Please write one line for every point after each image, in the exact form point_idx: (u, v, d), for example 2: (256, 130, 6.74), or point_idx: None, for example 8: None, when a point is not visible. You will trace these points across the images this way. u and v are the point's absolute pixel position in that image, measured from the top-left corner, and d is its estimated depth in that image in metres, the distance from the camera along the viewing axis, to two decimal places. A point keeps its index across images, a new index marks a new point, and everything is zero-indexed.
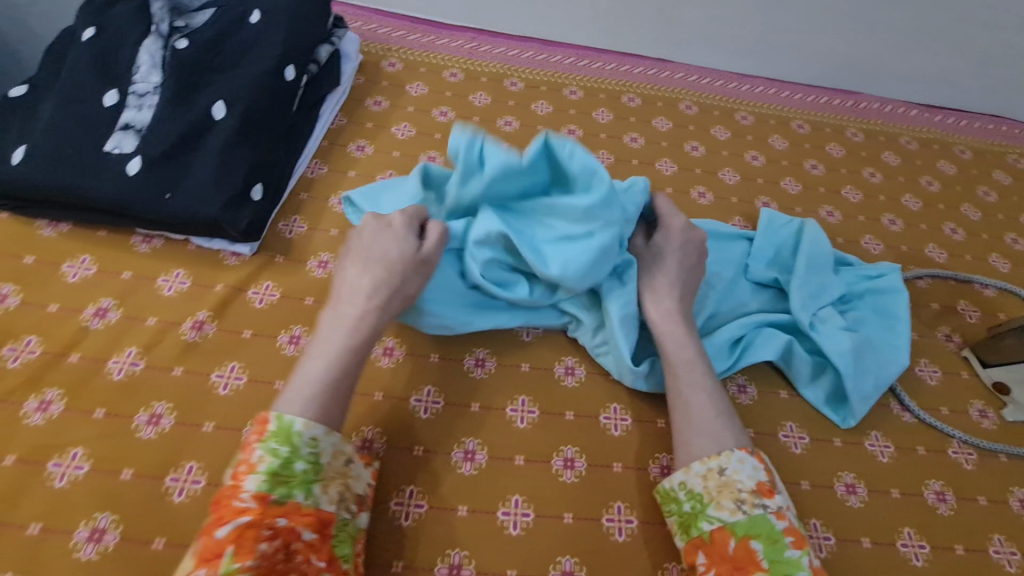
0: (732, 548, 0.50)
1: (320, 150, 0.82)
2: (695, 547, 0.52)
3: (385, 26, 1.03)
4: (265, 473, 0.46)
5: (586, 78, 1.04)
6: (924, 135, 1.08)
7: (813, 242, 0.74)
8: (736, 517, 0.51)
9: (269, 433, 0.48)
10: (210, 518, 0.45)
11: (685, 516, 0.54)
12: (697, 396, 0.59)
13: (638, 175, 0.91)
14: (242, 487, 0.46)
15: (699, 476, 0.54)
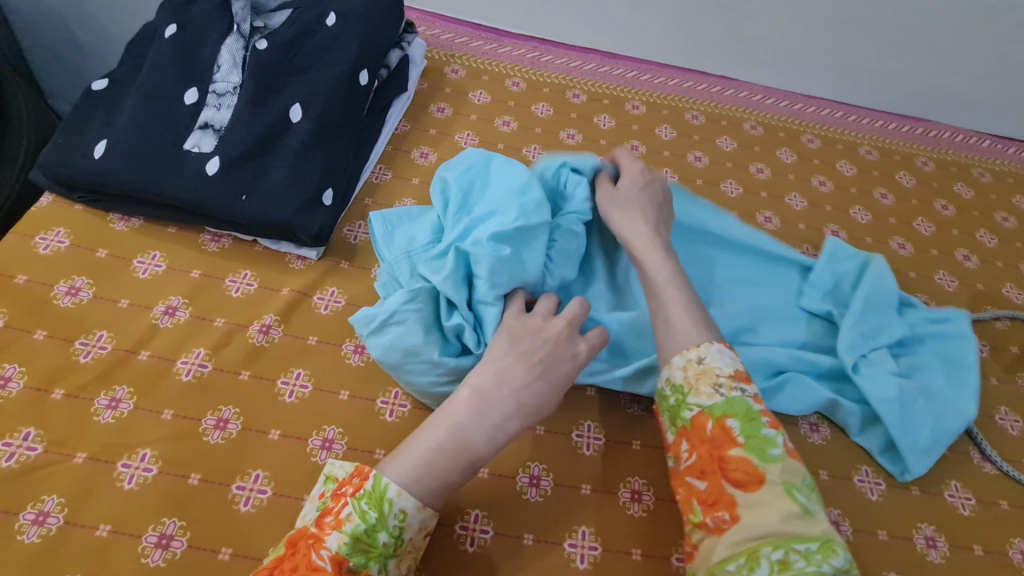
0: (710, 430, 0.50)
1: (384, 155, 0.81)
2: (681, 436, 0.53)
3: (448, 31, 1.03)
4: (349, 533, 0.43)
5: (649, 93, 1.02)
6: (998, 167, 1.04)
7: (877, 280, 0.70)
8: (714, 400, 0.51)
9: (363, 491, 0.45)
10: (284, 565, 0.43)
11: (670, 407, 0.54)
12: (674, 306, 0.58)
13: (703, 195, 0.89)
14: (323, 541, 0.43)
15: (677, 368, 0.54)
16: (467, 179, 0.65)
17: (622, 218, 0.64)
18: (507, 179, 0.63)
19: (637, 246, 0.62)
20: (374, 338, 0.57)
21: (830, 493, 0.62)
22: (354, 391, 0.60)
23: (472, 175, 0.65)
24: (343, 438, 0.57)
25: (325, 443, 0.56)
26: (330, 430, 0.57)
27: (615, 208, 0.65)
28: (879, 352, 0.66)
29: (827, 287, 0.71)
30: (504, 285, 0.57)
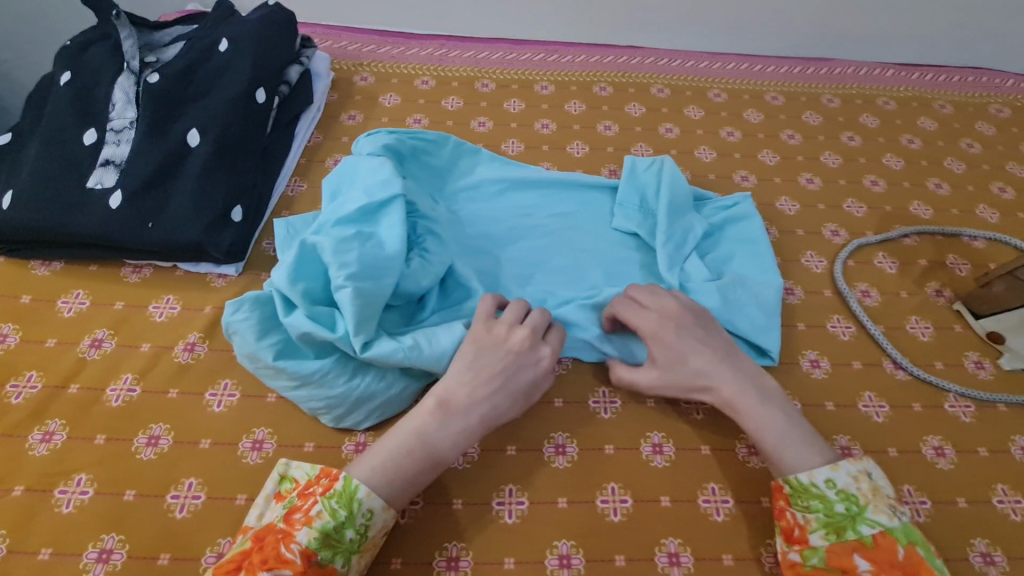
0: (901, 554, 0.50)
1: (298, 168, 0.84)
2: (851, 550, 0.51)
3: (355, 41, 1.05)
4: (319, 529, 0.48)
5: (556, 73, 1.05)
6: (902, 94, 1.07)
7: (672, 187, 0.80)
8: (895, 522, 0.52)
9: (333, 490, 0.50)
10: (254, 558, 0.46)
11: (836, 519, 0.53)
12: (775, 430, 0.57)
13: (614, 161, 0.92)
14: (293, 536, 0.47)
15: (850, 478, 0.54)
16: (337, 181, 0.70)
17: (686, 345, 0.61)
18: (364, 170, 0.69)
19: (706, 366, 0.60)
20: (259, 342, 0.57)
21: None
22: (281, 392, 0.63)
23: (340, 178, 0.70)
24: (273, 437, 0.60)
25: (256, 444, 0.59)
26: (259, 431, 0.60)
27: (676, 361, 0.61)
28: (692, 260, 0.75)
29: (632, 209, 0.80)
30: (353, 264, 0.59)
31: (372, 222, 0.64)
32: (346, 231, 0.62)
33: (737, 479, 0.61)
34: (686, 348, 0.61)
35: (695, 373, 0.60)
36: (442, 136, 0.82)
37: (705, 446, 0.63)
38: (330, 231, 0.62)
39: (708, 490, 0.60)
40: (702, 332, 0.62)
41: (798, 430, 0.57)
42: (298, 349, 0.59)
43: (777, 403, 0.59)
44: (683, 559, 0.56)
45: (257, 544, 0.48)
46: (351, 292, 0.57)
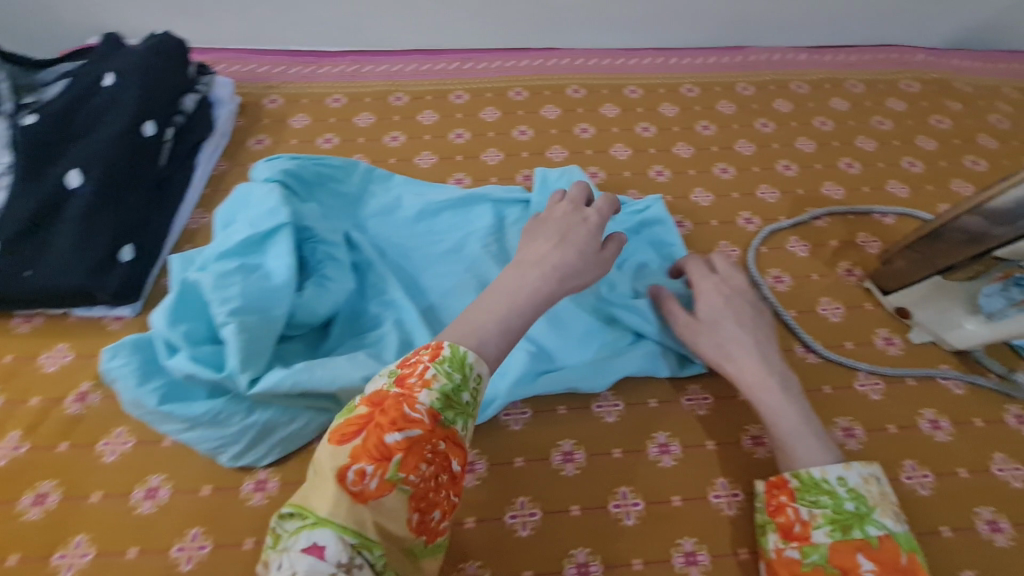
0: (903, 560, 0.49)
1: (202, 199, 0.82)
2: (856, 549, 0.50)
3: (263, 63, 1.03)
4: (438, 392, 0.48)
5: (471, 81, 1.04)
6: (814, 77, 1.09)
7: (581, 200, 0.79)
8: (900, 527, 0.51)
9: (443, 356, 0.49)
10: (379, 421, 0.46)
11: (845, 516, 0.51)
12: (790, 419, 0.57)
13: (529, 166, 0.91)
14: (415, 399, 0.47)
15: (862, 479, 0.53)
16: (229, 211, 0.67)
17: (728, 329, 0.63)
18: (251, 198, 0.66)
19: (738, 347, 0.62)
20: (140, 388, 0.55)
21: (657, 419, 0.65)
22: None
23: (232, 207, 0.67)
24: (168, 483, 0.58)
25: (150, 492, 0.57)
26: (154, 478, 0.58)
27: (714, 326, 0.64)
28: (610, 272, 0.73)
29: None
30: (235, 299, 0.57)
31: (259, 252, 0.62)
32: (229, 263, 0.60)
33: (648, 481, 0.60)
34: (725, 320, 0.64)
35: (722, 346, 0.62)
36: (350, 162, 0.80)
37: (617, 449, 0.62)
38: (211, 267, 0.59)
39: (618, 495, 0.60)
40: (739, 309, 0.64)
41: (810, 422, 0.57)
42: (186, 391, 0.57)
43: (800, 397, 0.59)
44: (592, 568, 0.55)
45: (372, 408, 0.47)
46: (232, 327, 0.54)
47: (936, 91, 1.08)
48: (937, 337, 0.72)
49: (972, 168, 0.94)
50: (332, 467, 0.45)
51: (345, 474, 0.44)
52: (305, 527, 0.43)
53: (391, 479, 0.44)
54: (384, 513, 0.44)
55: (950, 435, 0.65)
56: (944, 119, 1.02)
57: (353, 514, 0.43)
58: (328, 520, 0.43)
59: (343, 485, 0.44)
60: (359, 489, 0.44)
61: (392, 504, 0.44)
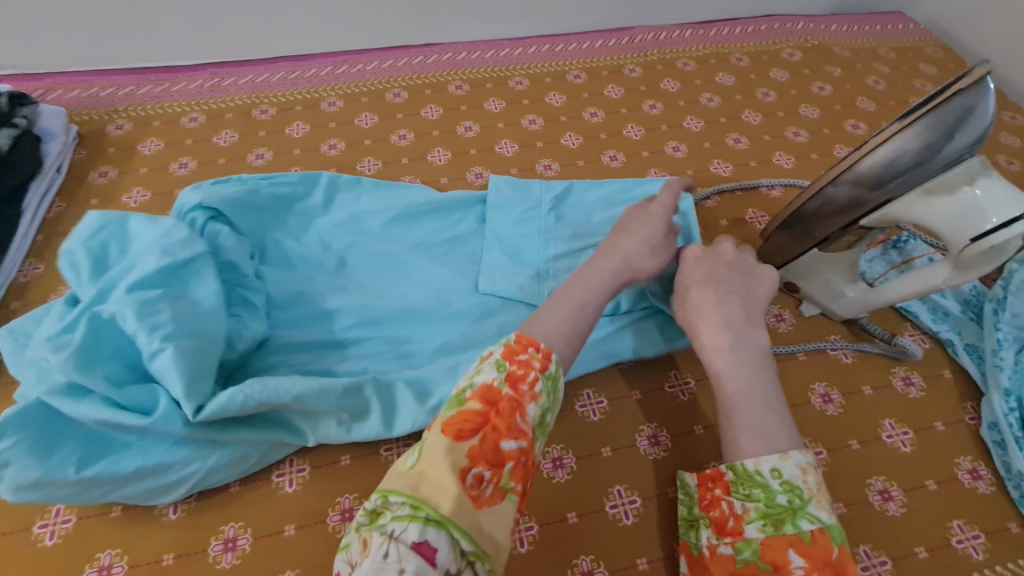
0: (836, 555, 0.45)
1: (34, 248, 0.72)
2: (786, 545, 0.46)
3: (108, 85, 0.93)
4: (541, 408, 0.46)
5: (346, 86, 0.97)
6: (701, 53, 1.08)
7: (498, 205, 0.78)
8: (834, 519, 0.47)
9: (549, 371, 0.48)
10: (495, 424, 0.43)
11: (776, 510, 0.47)
12: (745, 398, 0.52)
13: (410, 173, 0.86)
14: (525, 407, 0.45)
15: (799, 469, 0.48)
16: (98, 243, 0.62)
17: (699, 297, 0.58)
18: (141, 228, 0.62)
19: (698, 321, 0.57)
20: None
21: (550, 432, 0.63)
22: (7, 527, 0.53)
23: (103, 238, 0.62)
24: None
25: None
26: None
27: (682, 289, 0.59)
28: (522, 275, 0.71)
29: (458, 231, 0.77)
30: (166, 325, 0.54)
31: (180, 279, 0.59)
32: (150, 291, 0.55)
33: (543, 500, 0.58)
34: (699, 281, 0.59)
35: (689, 310, 0.58)
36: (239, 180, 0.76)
37: None
38: (120, 295, 0.55)
39: (511, 521, 0.57)
40: (719, 272, 0.59)
41: (765, 397, 0.52)
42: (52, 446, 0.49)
43: (769, 376, 0.53)
44: None
45: (486, 407, 0.44)
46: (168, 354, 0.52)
47: (817, 58, 1.09)
48: (824, 309, 0.72)
49: (853, 132, 0.96)
50: (452, 466, 0.41)
51: (467, 476, 0.41)
52: (418, 520, 0.39)
53: (503, 488, 0.42)
54: (496, 522, 0.41)
55: (841, 407, 0.65)
56: (825, 86, 1.04)
57: (473, 520, 0.40)
58: (445, 520, 0.39)
59: (462, 485, 0.40)
60: (474, 492, 0.41)
61: (502, 509, 0.42)
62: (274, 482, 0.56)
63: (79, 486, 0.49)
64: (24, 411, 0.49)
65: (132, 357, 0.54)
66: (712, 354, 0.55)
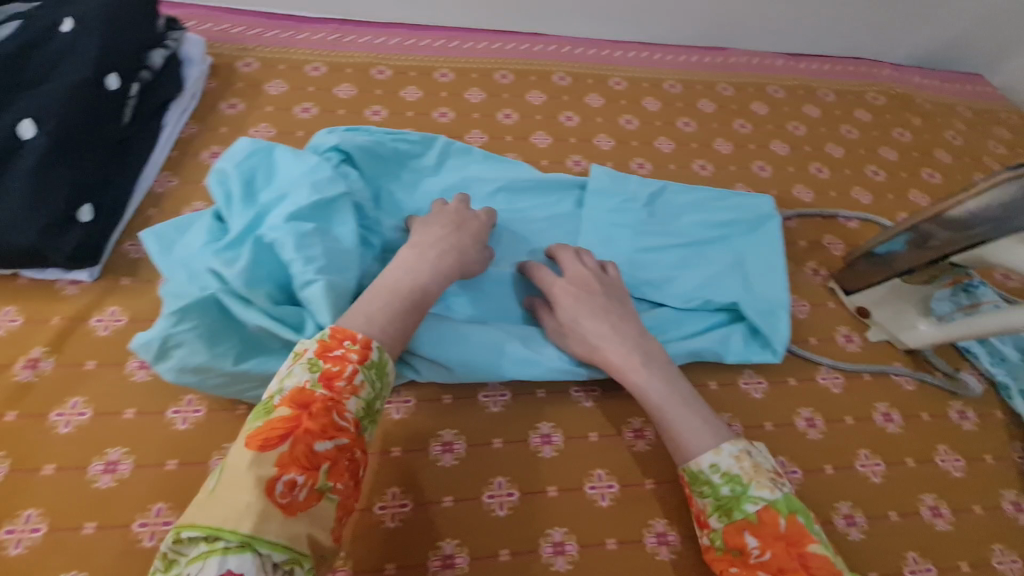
0: (783, 526, 0.51)
1: (169, 162, 0.77)
2: (741, 529, 0.53)
3: (237, 24, 0.98)
4: (363, 401, 0.50)
5: (457, 60, 1.02)
6: (790, 83, 1.13)
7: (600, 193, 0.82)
8: (777, 493, 0.53)
9: (369, 361, 0.52)
10: (305, 427, 0.46)
11: (725, 501, 0.54)
12: (676, 408, 0.59)
13: (514, 150, 0.90)
14: (344, 405, 0.49)
15: (733, 458, 0.55)
16: (249, 168, 0.67)
17: (592, 326, 0.63)
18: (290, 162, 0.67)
19: (610, 345, 0.62)
20: (177, 325, 0.54)
21: (632, 406, 0.67)
22: (142, 408, 0.58)
23: (253, 163, 0.68)
24: (129, 457, 0.55)
25: (109, 467, 0.54)
26: (114, 452, 0.55)
27: (574, 322, 0.64)
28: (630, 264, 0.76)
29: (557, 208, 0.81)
30: (319, 259, 0.59)
31: (323, 216, 0.64)
32: (300, 225, 0.61)
33: (622, 465, 0.63)
34: (582, 312, 0.64)
35: (590, 344, 0.63)
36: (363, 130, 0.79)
37: (593, 433, 0.64)
38: (277, 223, 0.61)
39: (594, 477, 0.61)
40: (592, 301, 0.65)
41: (685, 399, 0.59)
42: (214, 340, 0.56)
43: (688, 390, 0.61)
44: (568, 547, 0.56)
45: (296, 411, 0.47)
46: (319, 287, 0.57)
47: (899, 105, 1.14)
48: (892, 337, 0.76)
49: (928, 180, 1.00)
50: (259, 477, 0.43)
51: (275, 485, 0.43)
52: (218, 551, 0.40)
53: (319, 490, 0.45)
54: (310, 523, 0.45)
55: (900, 427, 0.69)
56: (905, 132, 1.08)
57: (284, 528, 0.43)
58: (252, 540, 0.41)
59: (271, 498, 0.43)
60: (286, 501, 0.43)
61: (320, 510, 0.45)
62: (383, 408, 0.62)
63: (228, 378, 0.56)
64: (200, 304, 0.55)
65: (283, 278, 0.60)
66: (635, 373, 0.61)
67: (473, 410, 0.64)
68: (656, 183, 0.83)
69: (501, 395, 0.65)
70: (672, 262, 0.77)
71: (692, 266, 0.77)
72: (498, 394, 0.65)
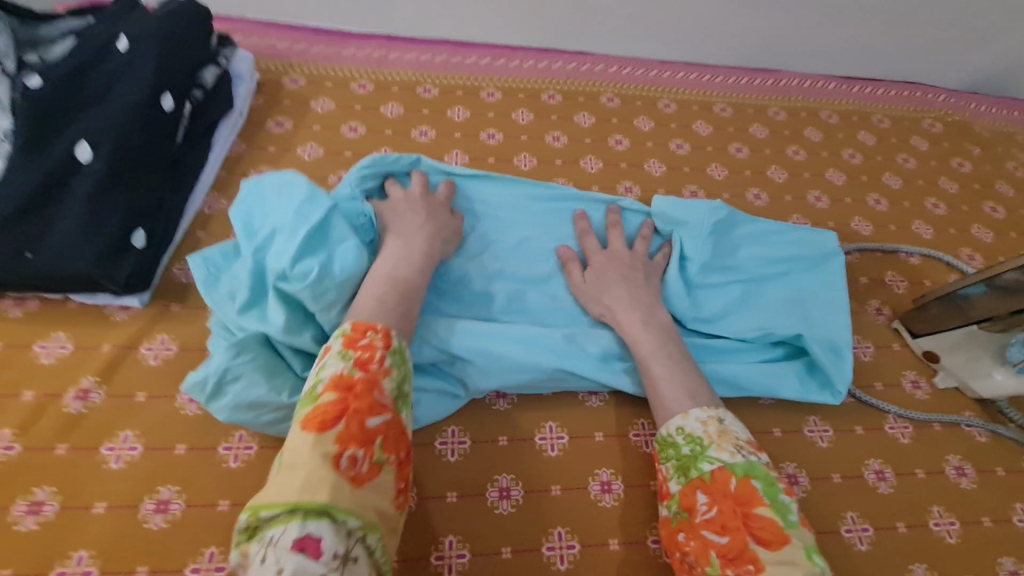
0: (733, 487, 0.50)
1: (217, 182, 0.75)
2: (694, 488, 0.52)
3: (284, 39, 0.97)
4: (398, 381, 0.50)
5: (504, 79, 1.00)
6: (844, 108, 1.09)
7: (670, 218, 0.76)
8: (736, 458, 0.52)
9: (395, 348, 0.51)
10: (354, 406, 0.45)
11: (684, 461, 0.54)
12: (665, 373, 0.60)
13: (563, 175, 0.88)
14: (380, 384, 0.48)
15: (698, 423, 0.56)
16: (239, 204, 0.62)
17: (613, 292, 0.67)
18: (277, 188, 0.61)
19: (618, 312, 0.66)
20: (236, 357, 0.54)
21: None
22: (193, 443, 0.56)
23: (243, 199, 0.62)
24: (181, 497, 0.53)
25: (160, 506, 0.52)
26: (165, 490, 0.53)
27: (598, 282, 0.68)
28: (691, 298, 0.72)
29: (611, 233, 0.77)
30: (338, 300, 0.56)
31: (325, 246, 0.57)
32: (303, 266, 0.55)
33: None
34: (611, 278, 0.68)
35: (607, 304, 0.67)
36: (413, 157, 0.74)
37: (654, 482, 0.61)
38: (283, 267, 0.55)
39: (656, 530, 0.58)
40: (624, 272, 0.69)
41: (679, 362, 0.61)
42: (273, 372, 0.55)
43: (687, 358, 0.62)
44: None
45: (340, 394, 0.46)
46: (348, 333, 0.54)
47: (957, 133, 1.10)
48: (962, 384, 0.72)
49: (991, 215, 0.96)
50: (322, 454, 0.42)
51: (340, 460, 0.42)
52: (297, 518, 0.39)
53: (376, 462, 0.44)
54: (378, 495, 0.43)
55: (974, 482, 0.66)
56: (964, 162, 1.04)
57: (355, 498, 0.41)
58: (327, 507, 0.40)
59: (337, 471, 0.42)
60: (352, 473, 0.42)
61: (381, 483, 0.44)
62: (437, 449, 0.60)
63: (285, 413, 0.54)
64: (246, 348, 0.55)
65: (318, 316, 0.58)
66: (636, 334, 0.64)
67: (529, 452, 0.61)
68: (727, 210, 0.76)
69: (558, 437, 0.62)
70: (733, 297, 0.73)
71: (753, 304, 0.73)
72: (555, 436, 0.62)
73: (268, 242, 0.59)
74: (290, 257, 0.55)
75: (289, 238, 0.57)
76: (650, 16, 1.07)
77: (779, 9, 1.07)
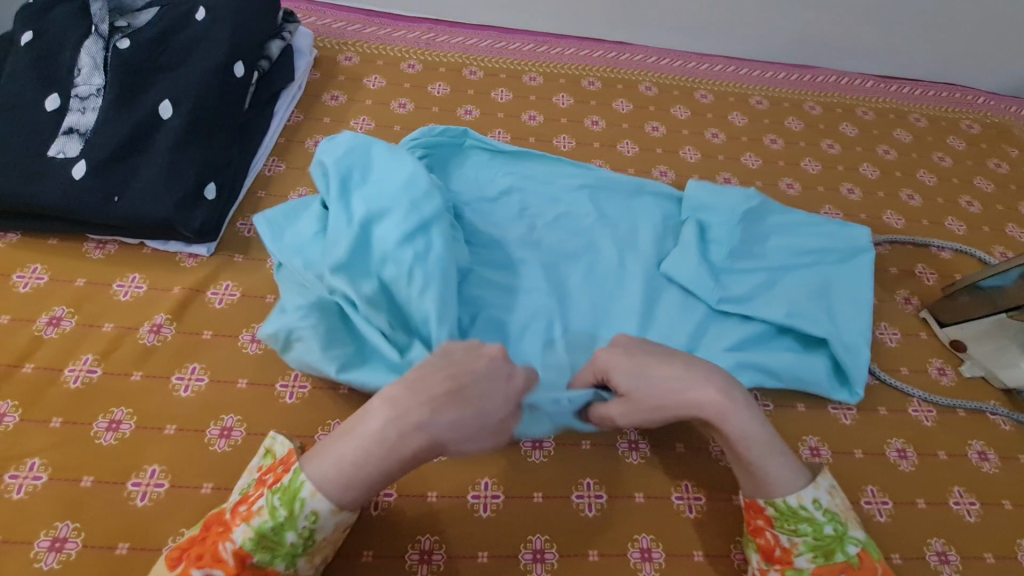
0: (880, 574, 0.50)
1: (276, 148, 0.80)
2: (839, 571, 0.50)
3: (340, 20, 1.02)
4: (255, 528, 0.45)
5: (546, 64, 1.03)
6: (880, 105, 1.10)
7: (701, 205, 0.79)
8: (868, 538, 0.52)
9: (278, 487, 0.46)
10: (195, 549, 0.45)
11: (825, 541, 0.51)
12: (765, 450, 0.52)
13: (600, 158, 0.91)
14: (232, 532, 0.45)
15: (829, 494, 0.53)
16: (348, 165, 0.65)
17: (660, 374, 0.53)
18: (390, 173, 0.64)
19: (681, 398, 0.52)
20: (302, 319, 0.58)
21: None
22: (253, 378, 0.61)
23: (354, 161, 0.66)
24: (242, 425, 0.58)
25: (224, 431, 0.57)
26: (228, 418, 0.58)
27: (644, 377, 0.53)
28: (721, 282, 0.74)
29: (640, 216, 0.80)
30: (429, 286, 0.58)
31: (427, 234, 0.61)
32: (408, 249, 0.59)
33: (711, 478, 0.61)
34: (645, 362, 0.54)
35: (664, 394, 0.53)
36: (459, 131, 0.79)
37: (680, 443, 0.63)
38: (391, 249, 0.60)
39: (681, 488, 0.60)
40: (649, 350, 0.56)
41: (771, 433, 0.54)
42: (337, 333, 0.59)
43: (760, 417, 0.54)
44: (655, 555, 0.56)
45: (203, 531, 0.47)
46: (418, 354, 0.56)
47: (996, 134, 1.09)
48: (988, 373, 0.73)
49: None
50: None
51: None
52: None
53: None
54: None
55: (997, 467, 0.67)
56: (1002, 163, 1.04)
57: None
58: None
59: None
60: None
61: None
62: None
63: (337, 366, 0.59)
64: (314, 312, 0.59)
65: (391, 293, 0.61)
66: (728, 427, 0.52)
67: None
68: (758, 199, 0.78)
69: None
70: (760, 282, 0.74)
71: (780, 291, 0.74)
72: None
73: (371, 218, 0.62)
74: (400, 240, 0.60)
75: (399, 221, 0.61)
76: (691, 8, 1.09)
77: (818, 8, 1.09)
